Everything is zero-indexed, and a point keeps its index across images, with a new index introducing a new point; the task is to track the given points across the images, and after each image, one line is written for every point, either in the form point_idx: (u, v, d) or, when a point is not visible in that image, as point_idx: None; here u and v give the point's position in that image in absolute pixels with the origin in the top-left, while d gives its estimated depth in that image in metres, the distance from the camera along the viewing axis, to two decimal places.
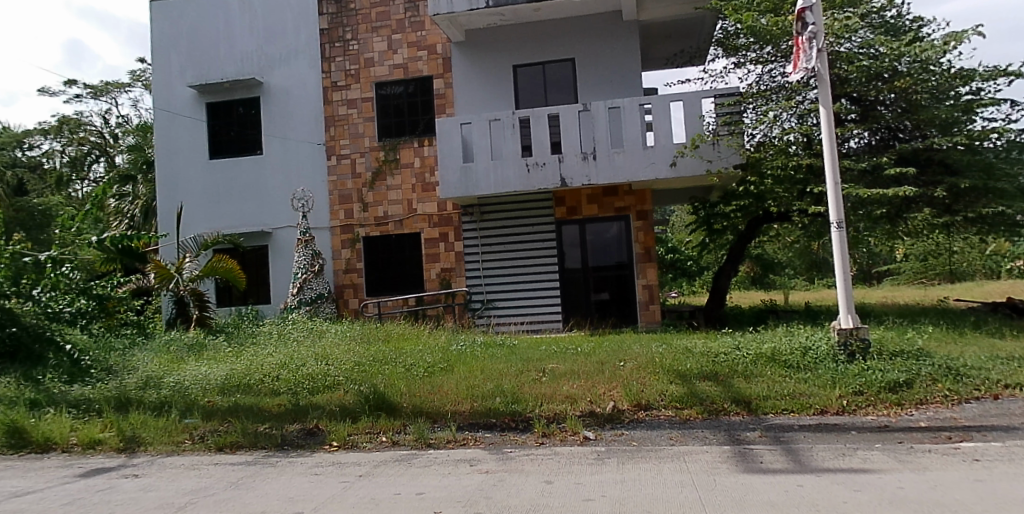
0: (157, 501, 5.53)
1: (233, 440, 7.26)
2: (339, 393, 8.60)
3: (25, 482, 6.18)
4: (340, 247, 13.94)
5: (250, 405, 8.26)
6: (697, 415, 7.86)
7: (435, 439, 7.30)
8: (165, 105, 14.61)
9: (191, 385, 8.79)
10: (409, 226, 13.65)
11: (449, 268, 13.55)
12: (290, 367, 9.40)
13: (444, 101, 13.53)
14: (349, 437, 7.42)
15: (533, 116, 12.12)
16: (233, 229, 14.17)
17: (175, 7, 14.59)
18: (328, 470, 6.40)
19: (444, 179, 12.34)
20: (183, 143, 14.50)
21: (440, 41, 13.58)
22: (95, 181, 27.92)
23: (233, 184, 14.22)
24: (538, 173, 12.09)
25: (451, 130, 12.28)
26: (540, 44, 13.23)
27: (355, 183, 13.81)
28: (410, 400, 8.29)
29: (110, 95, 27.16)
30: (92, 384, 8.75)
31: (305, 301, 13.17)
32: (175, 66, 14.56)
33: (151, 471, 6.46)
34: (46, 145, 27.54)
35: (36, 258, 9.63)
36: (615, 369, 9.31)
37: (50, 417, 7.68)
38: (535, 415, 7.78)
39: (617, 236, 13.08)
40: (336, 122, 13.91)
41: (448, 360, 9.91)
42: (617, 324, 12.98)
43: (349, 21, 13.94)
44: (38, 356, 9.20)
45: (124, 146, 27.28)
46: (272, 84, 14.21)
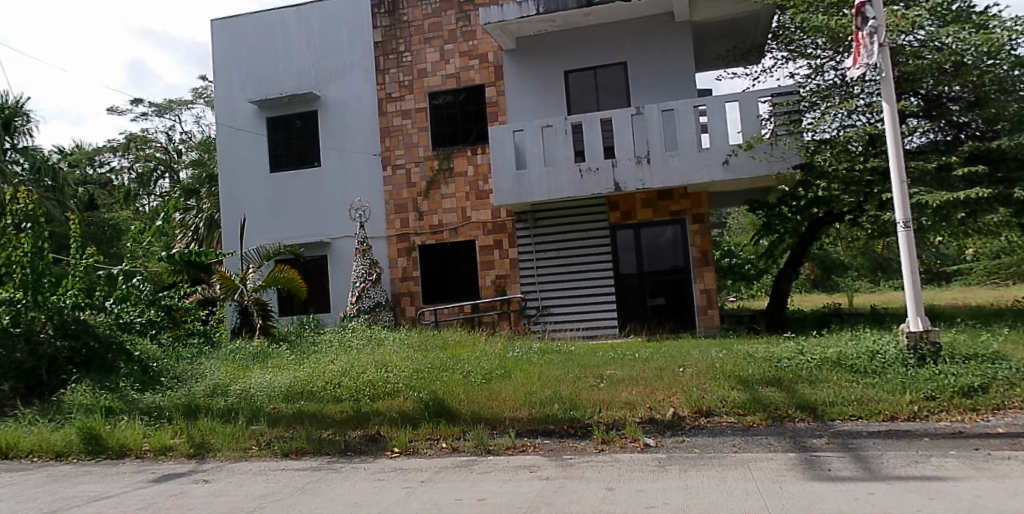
0: (228, 505, 5.67)
1: (299, 446, 7.40)
2: (400, 400, 8.68)
3: (103, 487, 6.41)
4: (396, 256, 14.11)
5: (313, 412, 8.42)
6: (761, 422, 7.67)
7: (494, 445, 7.29)
8: (227, 121, 15.04)
9: (257, 392, 8.99)
10: (464, 233, 13.75)
11: (503, 275, 13.59)
12: (350, 374, 9.56)
13: (496, 108, 13.61)
14: (410, 443, 7.49)
15: (586, 121, 12.08)
16: (294, 240, 14.49)
17: (236, 26, 15.05)
18: (390, 475, 6.46)
19: (498, 187, 12.40)
20: (245, 158, 14.90)
21: (492, 50, 13.67)
22: (162, 196, 28.99)
23: (293, 196, 14.56)
24: (592, 179, 12.05)
25: (504, 138, 12.35)
26: (591, 48, 13.21)
27: (410, 193, 14.00)
28: (469, 407, 8.32)
29: (175, 112, 28.14)
30: (163, 392, 9.03)
31: (364, 309, 13.40)
32: (236, 83, 14.99)
33: (220, 476, 6.62)
34: (115, 163, 28.69)
35: (109, 272, 10.06)
36: (675, 375, 9.18)
37: (125, 424, 7.95)
38: (593, 422, 7.71)
39: (671, 240, 12.91)
40: (391, 133, 14.13)
41: (505, 367, 9.92)
42: (674, 328, 12.81)
43: (402, 33, 14.16)
44: (111, 365, 9.43)
45: (189, 161, 28.23)
46: (329, 98, 14.51)
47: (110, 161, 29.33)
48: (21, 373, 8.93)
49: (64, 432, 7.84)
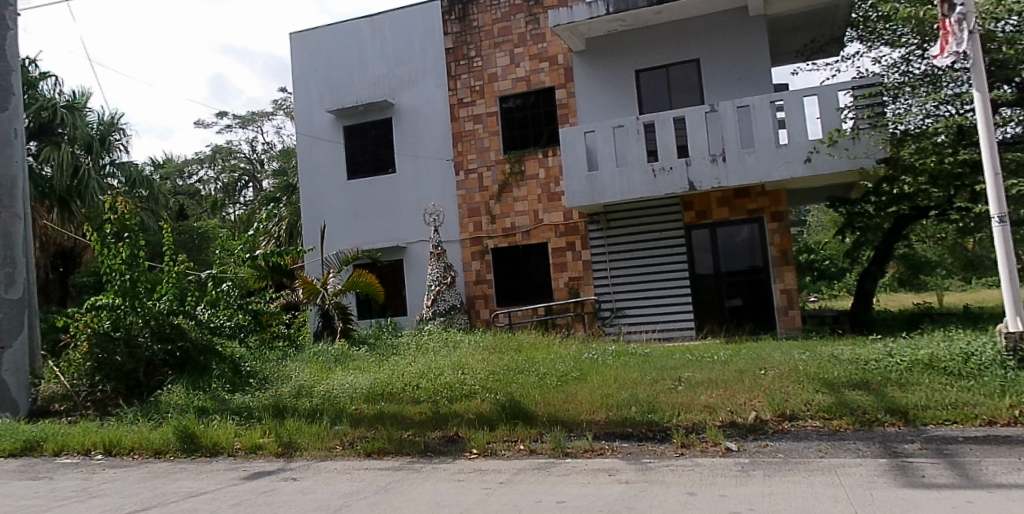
0: (316, 503, 5.84)
1: (381, 446, 7.55)
2: (477, 401, 8.77)
3: (198, 483, 6.70)
4: (470, 259, 14.27)
5: (393, 413, 8.59)
6: (848, 426, 7.39)
7: (572, 448, 7.25)
8: (306, 130, 15.52)
9: (339, 393, 9.26)
10: (537, 236, 13.79)
11: (577, 277, 13.55)
12: (429, 376, 9.72)
13: (566, 110, 13.62)
14: (488, 444, 7.53)
15: (659, 119, 11.94)
16: (371, 245, 14.82)
17: (313, 38, 15.51)
18: (470, 476, 6.53)
19: (570, 189, 12.40)
20: (323, 166, 15.33)
21: (562, 52, 13.68)
22: (246, 205, 30.05)
23: (369, 202, 14.91)
24: (665, 178, 11.92)
25: (575, 139, 12.34)
26: (663, 47, 13.06)
27: (483, 196, 14.13)
28: (546, 409, 8.33)
29: (257, 123, 29.21)
30: (252, 393, 9.41)
31: (439, 312, 13.60)
32: (314, 93, 15.44)
33: (307, 475, 6.83)
34: (202, 174, 30.01)
35: (198, 276, 10.47)
36: (756, 378, 8.95)
37: (217, 423, 8.29)
38: (672, 425, 7.58)
39: (748, 240, 12.62)
40: (463, 137, 14.31)
41: (581, 369, 9.89)
42: (753, 330, 12.51)
43: (472, 39, 14.32)
44: (204, 367, 9.93)
45: (270, 171, 29.19)
46: (402, 105, 14.79)
47: (197, 172, 30.68)
48: (121, 375, 9.51)
49: (161, 431, 8.22)
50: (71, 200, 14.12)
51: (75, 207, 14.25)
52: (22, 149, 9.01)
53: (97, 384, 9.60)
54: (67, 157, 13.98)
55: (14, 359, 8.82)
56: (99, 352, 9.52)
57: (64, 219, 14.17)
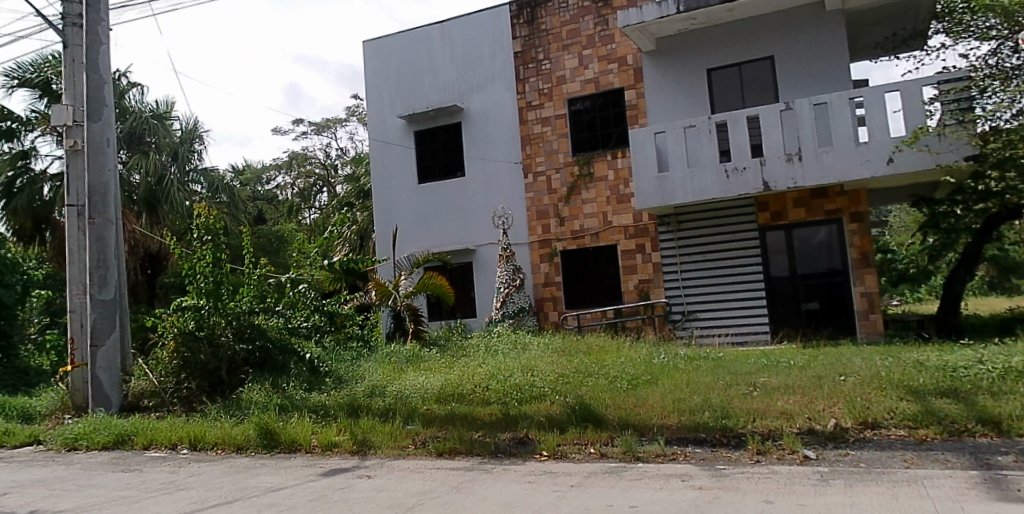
0: (389, 501, 5.93)
1: (452, 446, 7.62)
2: (547, 404, 8.78)
3: (278, 478, 6.92)
4: (539, 262, 14.29)
5: (464, 414, 8.68)
6: (936, 436, 7.04)
7: (643, 452, 7.11)
8: (379, 136, 15.86)
9: (411, 393, 9.43)
10: (606, 238, 13.70)
11: (647, 279, 13.39)
12: (498, 378, 9.78)
13: (636, 111, 13.51)
14: (558, 447, 7.49)
15: (732, 119, 11.71)
16: (441, 247, 15.03)
17: (385, 45, 15.84)
18: (540, 478, 6.52)
19: (640, 190, 12.30)
20: (395, 170, 15.62)
21: (632, 52, 13.57)
22: (321, 209, 30.88)
23: (439, 206, 15.12)
24: (738, 179, 11.68)
25: (644, 140, 12.23)
26: (736, 44, 12.80)
27: (552, 199, 14.14)
28: (616, 412, 8.27)
29: (331, 130, 30.04)
30: (327, 392, 9.69)
31: (509, 314, 13.76)
32: (386, 99, 15.77)
33: (381, 473, 6.96)
34: (280, 180, 31.10)
35: (278, 280, 10.95)
36: (835, 384, 8.63)
37: (295, 420, 8.55)
38: (748, 432, 7.38)
39: (825, 241, 12.26)
40: (532, 140, 14.37)
41: (652, 373, 9.77)
42: (832, 335, 12.14)
43: (541, 42, 14.37)
44: (283, 366, 10.29)
45: (344, 176, 29.98)
46: (472, 109, 14.95)
47: (274, 178, 31.77)
48: (205, 372, 9.91)
49: (243, 427, 8.52)
50: (158, 204, 14.79)
51: (163, 212, 14.96)
52: (114, 157, 9.51)
53: (183, 381, 9.94)
54: (153, 165, 14.70)
55: (107, 356, 9.32)
56: (185, 351, 9.91)
57: (152, 224, 14.87)
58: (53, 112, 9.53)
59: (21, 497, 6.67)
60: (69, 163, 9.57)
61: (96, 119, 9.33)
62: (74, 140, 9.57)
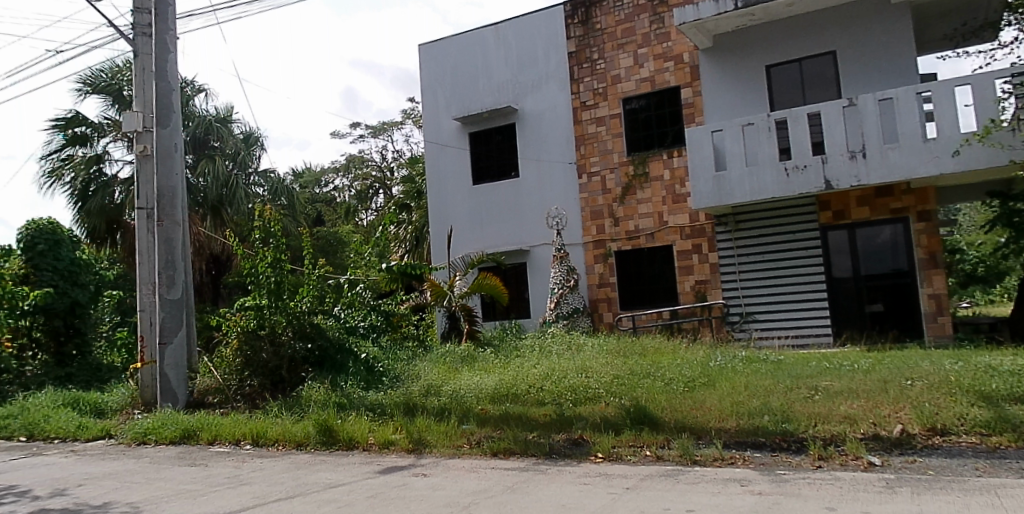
0: (445, 500, 5.98)
1: (507, 446, 7.64)
2: (601, 405, 8.72)
3: (337, 475, 7.06)
4: (593, 262, 14.23)
5: (519, 414, 8.69)
6: (1010, 443, 6.73)
7: (700, 456, 6.98)
8: (434, 138, 16.05)
9: (466, 393, 9.50)
10: (661, 238, 13.54)
11: (703, 280, 13.19)
12: (552, 378, 9.77)
13: (692, 109, 13.32)
14: (613, 449, 7.41)
15: (792, 116, 11.44)
16: (495, 248, 15.09)
17: (440, 48, 16.00)
18: (595, 480, 6.47)
19: (696, 190, 12.14)
20: (450, 172, 15.78)
21: (688, 50, 13.39)
22: (378, 211, 31.35)
23: (494, 207, 15.20)
24: (799, 177, 11.39)
25: (701, 139, 12.06)
26: (796, 40, 12.52)
27: (607, 199, 14.06)
28: (672, 415, 8.16)
29: (387, 133, 30.50)
30: (384, 390, 9.86)
31: (563, 315, 13.68)
32: (441, 101, 15.91)
33: (437, 471, 7.03)
34: (338, 183, 31.72)
35: (336, 281, 11.31)
36: (902, 389, 8.34)
37: (353, 418, 8.72)
38: (809, 436, 7.19)
39: (890, 241, 11.87)
40: (586, 140, 14.31)
41: (708, 375, 9.62)
42: (897, 337, 11.75)
43: (595, 41, 14.31)
44: (341, 364, 10.54)
45: (401, 177, 30.40)
46: (526, 110, 14.97)
47: (333, 181, 32.43)
48: (267, 370, 10.13)
49: (303, 425, 8.72)
50: (223, 207, 15.30)
51: (227, 214, 15.45)
52: (182, 161, 9.85)
53: (246, 378, 10.19)
54: (219, 169, 15.21)
55: (175, 354, 9.65)
56: (247, 349, 10.17)
57: (216, 226, 15.37)
58: (125, 119, 9.93)
59: (95, 488, 6.96)
60: (139, 168, 9.97)
61: (164, 124, 9.68)
62: (143, 146, 9.95)
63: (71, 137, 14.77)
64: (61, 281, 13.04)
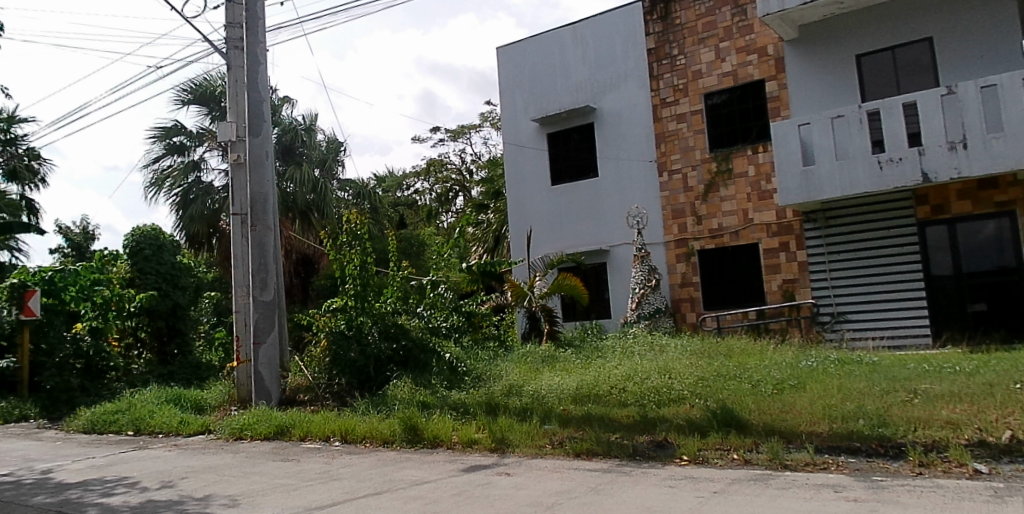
0: (529, 499, 6.00)
1: (589, 447, 7.59)
2: (686, 407, 8.56)
3: (422, 473, 7.18)
4: (675, 262, 14.01)
5: (602, 415, 8.63)
6: None
7: (791, 460, 6.75)
8: (512, 139, 16.13)
9: (548, 394, 9.50)
10: (746, 236, 13.19)
11: (791, 279, 12.78)
12: (635, 379, 9.67)
13: (778, 103, 12.97)
14: (699, 452, 7.25)
15: (886, 106, 10.93)
16: (575, 248, 15.05)
17: (517, 50, 16.06)
18: (681, 483, 6.35)
19: (783, 186, 11.79)
20: (528, 173, 15.82)
21: (772, 42, 13.03)
22: (458, 213, 31.77)
23: (573, 207, 15.16)
24: (893, 170, 10.90)
25: (788, 134, 11.69)
26: (889, 27, 11.97)
27: (688, 197, 13.81)
28: (761, 418, 7.92)
29: (466, 136, 30.87)
30: (467, 389, 9.99)
31: (645, 315, 13.53)
32: (519, 103, 15.97)
33: (520, 471, 7.05)
34: (419, 186, 32.28)
35: (419, 282, 11.84)
36: (1010, 393, 7.83)
37: (437, 417, 8.87)
38: (908, 442, 6.84)
39: (995, 236, 11.20)
40: (666, 138, 14.10)
41: (798, 377, 9.30)
42: (1004, 339, 11.07)
43: (675, 37, 14.08)
44: (425, 363, 10.68)
45: (480, 180, 30.68)
46: (605, 109, 14.86)
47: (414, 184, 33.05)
48: (354, 369, 10.38)
49: (389, 422, 8.92)
50: (311, 213, 15.91)
51: (315, 219, 16.00)
52: (272, 169, 10.27)
53: (335, 377, 10.51)
54: (307, 174, 15.81)
55: (268, 353, 10.05)
56: (336, 348, 10.55)
57: (305, 229, 15.97)
58: (220, 129, 10.42)
59: (197, 481, 7.34)
60: (232, 176, 10.40)
61: (256, 133, 10.11)
62: (237, 154, 10.42)
63: (170, 147, 15.62)
64: (163, 284, 13.78)
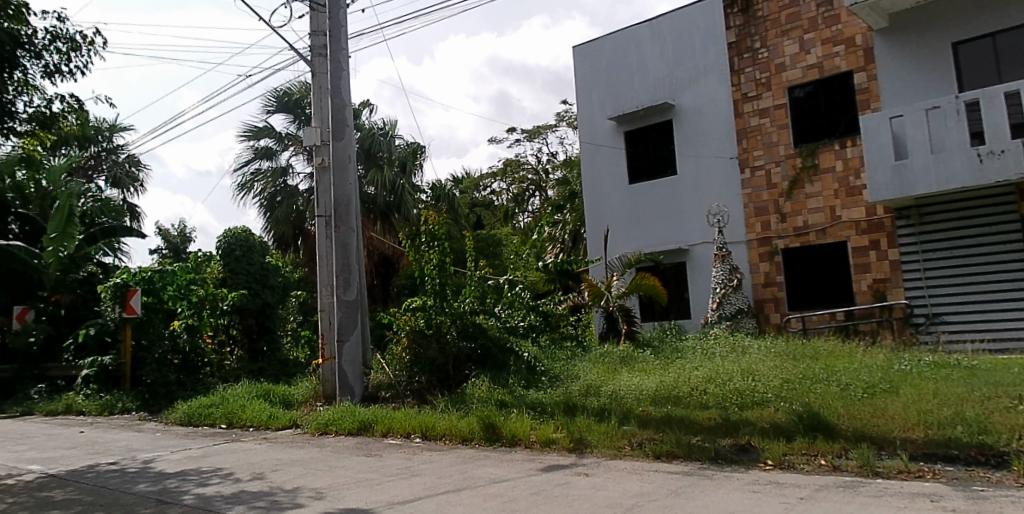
0: (608, 501, 5.95)
1: (669, 449, 7.47)
2: (770, 410, 8.33)
3: (501, 471, 7.24)
4: (758, 261, 13.63)
5: (682, 418, 8.47)
6: None
7: (883, 467, 6.44)
8: (589, 138, 16.04)
9: (626, 395, 9.41)
10: (834, 234, 12.70)
11: (882, 279, 12.23)
12: (717, 381, 9.48)
13: (867, 95, 12.45)
14: (785, 456, 7.03)
15: (986, 96, 10.33)
16: (653, 247, 14.85)
17: (594, 49, 15.95)
18: (766, 488, 6.18)
19: (873, 181, 11.31)
20: (605, 172, 15.71)
21: (860, 32, 12.53)
22: (534, 213, 31.88)
23: (651, 205, 14.96)
24: (995, 163, 10.29)
25: (879, 127, 11.20)
26: (989, 12, 11.32)
27: (772, 194, 13.42)
28: (851, 423, 7.60)
29: (542, 136, 30.93)
30: (545, 389, 10.00)
31: (726, 315, 13.25)
32: (596, 101, 15.86)
33: (599, 472, 7.01)
34: (495, 186, 32.59)
35: (496, 281, 11.95)
36: None
37: (515, 415, 8.94)
38: (1012, 451, 6.43)
39: None
40: (748, 133, 13.75)
41: (891, 381, 8.89)
42: None
43: (757, 30, 13.75)
44: (502, 362, 10.85)
45: (556, 179, 30.66)
46: (683, 105, 14.60)
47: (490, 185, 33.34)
48: (434, 367, 10.60)
49: (468, 420, 9.03)
50: (392, 214, 16.45)
51: (395, 219, 16.50)
52: (355, 172, 10.57)
53: (414, 375, 10.72)
54: (387, 177, 16.17)
55: (351, 351, 10.37)
56: (416, 347, 10.69)
57: (386, 230, 16.52)
58: (305, 134, 10.78)
59: (285, 473, 7.62)
60: (317, 179, 10.72)
61: (339, 138, 10.43)
62: (321, 158, 10.74)
63: (259, 152, 16.29)
64: (253, 284, 14.50)
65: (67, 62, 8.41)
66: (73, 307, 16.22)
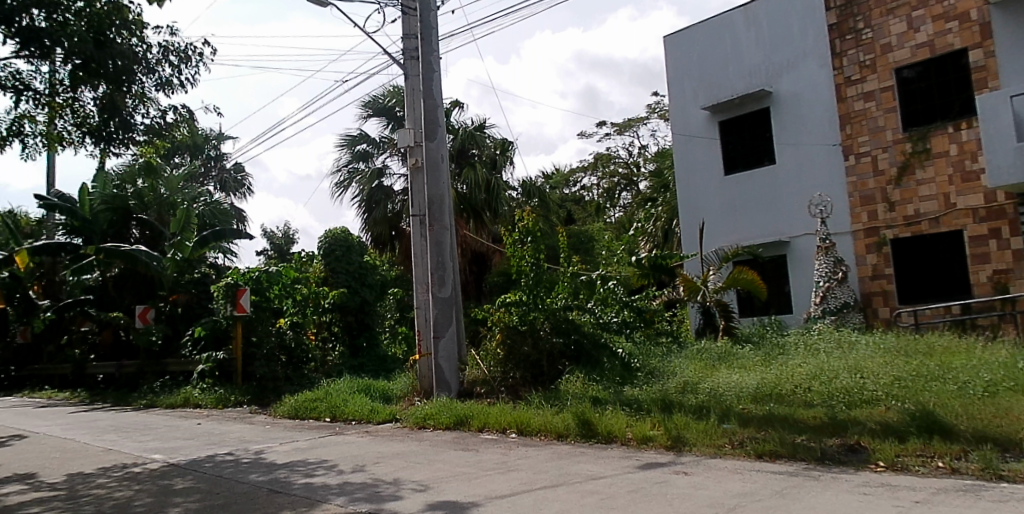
0: (708, 500, 5.82)
1: (772, 449, 7.23)
2: (881, 409, 7.92)
3: (598, 468, 7.21)
4: (865, 253, 12.99)
5: (784, 416, 8.19)
6: None
7: (1009, 471, 5.97)
8: (682, 130, 15.68)
9: (726, 392, 9.18)
10: (948, 223, 11.96)
11: (1004, 269, 11.42)
12: (822, 379, 9.11)
13: (984, 73, 11.67)
14: (898, 458, 6.67)
15: None
16: (751, 240, 14.41)
17: (685, 38, 15.55)
18: (878, 491, 5.88)
19: (993, 164, 10.58)
20: (700, 163, 15.33)
21: (975, 6, 11.74)
22: (625, 207, 31.54)
23: (748, 197, 14.52)
24: None
25: (999, 105, 10.44)
26: None
27: (878, 182, 12.76)
28: (970, 423, 7.12)
29: (633, 129, 30.53)
30: (640, 386, 9.88)
31: (831, 310, 12.64)
32: (689, 91, 15.47)
33: (698, 470, 6.87)
34: (585, 182, 32.52)
35: (588, 278, 11.49)
36: None
37: (610, 412, 8.88)
38: None
39: None
40: (852, 119, 13.13)
41: (1016, 379, 8.27)
42: None
43: (860, 9, 13.12)
44: (596, 360, 10.82)
45: (648, 173, 30.18)
46: (781, 92, 14.05)
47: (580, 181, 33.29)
48: (528, 363, 10.78)
49: (563, 416, 9.02)
50: (483, 212, 16.69)
51: (487, 217, 16.74)
52: (447, 171, 10.77)
53: (509, 371, 10.85)
54: (480, 175, 16.38)
55: (447, 347, 10.62)
56: (510, 342, 10.90)
57: (478, 228, 16.76)
58: (399, 136, 11.08)
59: (386, 466, 7.85)
60: (411, 179, 11.01)
61: (432, 138, 10.65)
62: (415, 159, 10.99)
63: (355, 155, 16.85)
64: (353, 282, 15.12)
65: (177, 74, 8.95)
66: (189, 306, 17.13)
